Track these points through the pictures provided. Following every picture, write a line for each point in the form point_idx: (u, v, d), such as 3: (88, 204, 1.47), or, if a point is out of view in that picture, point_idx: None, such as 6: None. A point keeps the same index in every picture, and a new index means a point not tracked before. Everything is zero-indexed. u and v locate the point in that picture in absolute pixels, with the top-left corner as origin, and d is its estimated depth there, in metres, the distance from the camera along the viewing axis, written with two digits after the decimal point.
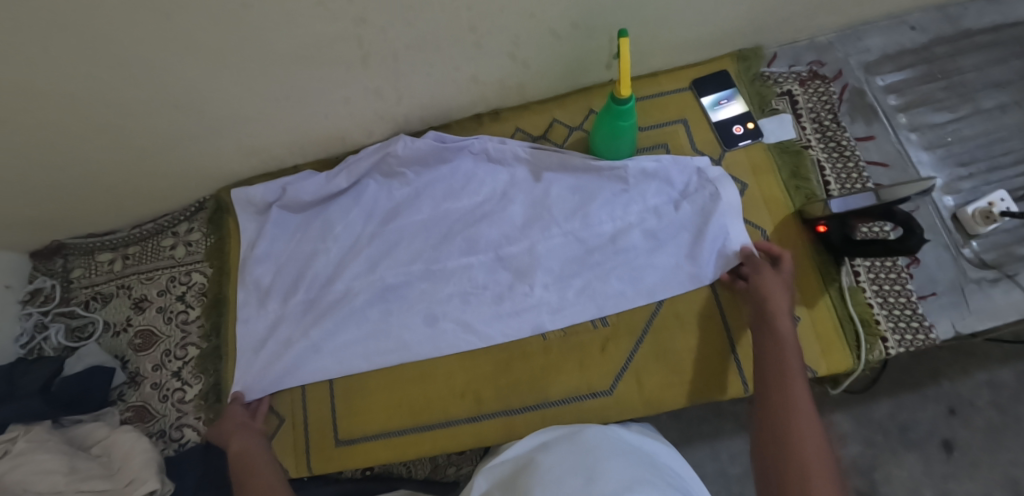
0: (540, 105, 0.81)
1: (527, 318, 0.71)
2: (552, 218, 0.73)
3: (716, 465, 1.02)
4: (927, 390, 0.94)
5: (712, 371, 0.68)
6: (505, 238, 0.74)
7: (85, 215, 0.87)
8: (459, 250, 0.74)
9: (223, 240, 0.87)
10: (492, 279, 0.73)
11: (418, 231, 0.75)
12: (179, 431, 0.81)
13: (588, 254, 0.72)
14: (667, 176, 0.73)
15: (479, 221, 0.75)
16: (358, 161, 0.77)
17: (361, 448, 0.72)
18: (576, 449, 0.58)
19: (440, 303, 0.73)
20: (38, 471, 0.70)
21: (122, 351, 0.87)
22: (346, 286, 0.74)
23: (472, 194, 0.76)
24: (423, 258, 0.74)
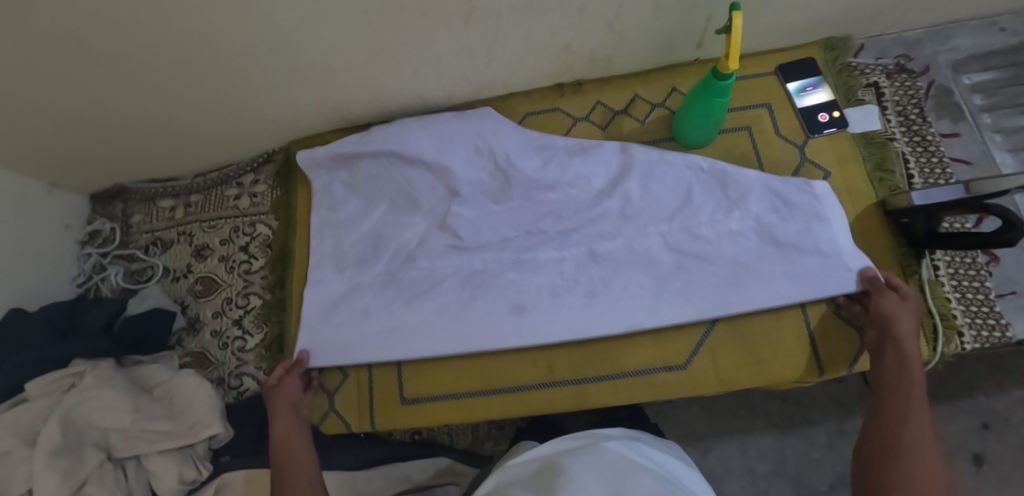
0: (622, 81, 0.81)
1: (622, 316, 0.70)
2: (654, 215, 0.73)
3: (745, 459, 1.01)
4: (961, 403, 0.97)
5: (786, 355, 0.68)
6: (599, 234, 0.74)
7: (154, 159, 0.88)
8: (551, 243, 0.75)
9: (290, 194, 0.86)
10: (583, 275, 0.73)
11: (508, 220, 0.76)
12: (238, 380, 0.81)
13: (690, 258, 0.71)
14: (772, 184, 0.72)
15: (574, 215, 0.75)
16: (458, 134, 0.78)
17: (425, 408, 0.73)
18: (604, 458, 0.61)
19: (527, 293, 0.73)
20: (105, 407, 0.70)
21: (183, 296, 0.87)
22: (431, 266, 0.76)
23: (567, 186, 0.76)
24: (512, 249, 0.75)
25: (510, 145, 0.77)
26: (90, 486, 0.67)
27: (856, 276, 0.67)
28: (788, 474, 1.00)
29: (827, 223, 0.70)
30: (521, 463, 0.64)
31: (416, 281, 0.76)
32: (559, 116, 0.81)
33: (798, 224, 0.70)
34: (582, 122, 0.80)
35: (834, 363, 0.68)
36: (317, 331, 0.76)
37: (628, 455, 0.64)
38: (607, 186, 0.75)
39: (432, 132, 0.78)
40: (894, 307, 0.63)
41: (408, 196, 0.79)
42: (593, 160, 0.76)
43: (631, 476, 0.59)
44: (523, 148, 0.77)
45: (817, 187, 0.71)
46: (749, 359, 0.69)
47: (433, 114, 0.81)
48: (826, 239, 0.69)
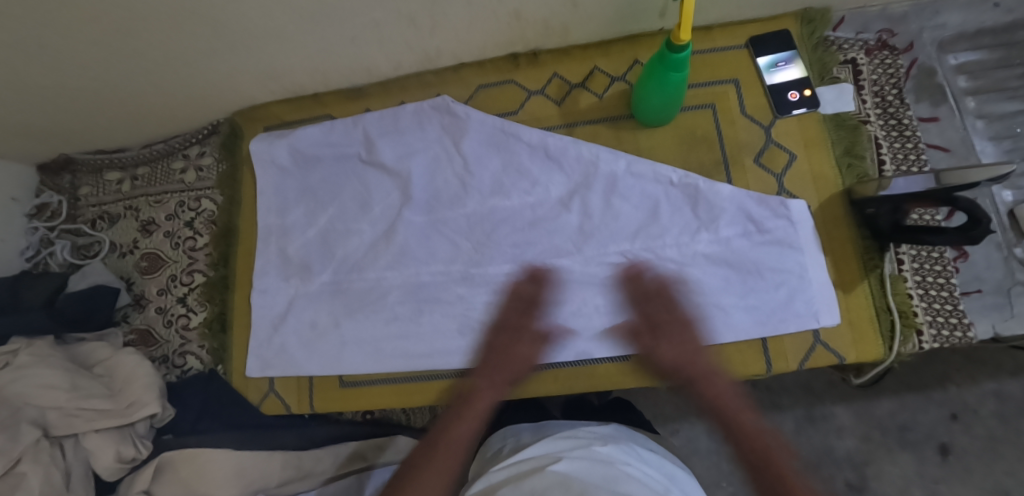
0: (581, 52, 0.75)
1: (573, 343, 0.67)
2: (610, 232, 0.69)
3: (711, 442, 1.00)
4: (933, 393, 0.94)
5: (733, 350, 0.66)
6: (555, 250, 0.70)
7: (98, 129, 0.85)
8: (504, 257, 0.71)
9: (236, 167, 0.83)
10: (536, 293, 0.69)
11: (461, 227, 0.73)
12: (182, 358, 0.79)
13: (650, 283, 0.67)
14: (746, 204, 0.67)
15: (529, 227, 0.71)
16: (421, 133, 0.76)
17: (364, 392, 0.72)
18: (598, 462, 0.60)
19: (475, 311, 0.70)
20: (40, 385, 0.70)
21: (128, 272, 0.85)
22: (378, 276, 0.73)
23: (523, 193, 0.72)
24: (463, 260, 0.72)
25: (469, 144, 0.74)
26: (24, 464, 0.67)
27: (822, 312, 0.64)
28: None
29: (799, 257, 0.66)
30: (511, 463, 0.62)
31: (365, 281, 0.74)
32: (515, 89, 0.76)
33: (766, 256, 0.66)
34: (536, 96, 0.75)
35: (784, 359, 0.65)
36: (266, 341, 0.76)
37: (626, 461, 0.62)
38: (565, 197, 0.70)
39: (390, 136, 0.76)
40: (678, 321, 0.66)
41: (360, 193, 0.76)
42: (556, 170, 0.71)
43: (623, 482, 0.57)
44: (482, 147, 0.74)
45: (795, 208, 0.66)
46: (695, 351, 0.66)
47: (395, 109, 0.77)
48: (790, 271, 0.65)
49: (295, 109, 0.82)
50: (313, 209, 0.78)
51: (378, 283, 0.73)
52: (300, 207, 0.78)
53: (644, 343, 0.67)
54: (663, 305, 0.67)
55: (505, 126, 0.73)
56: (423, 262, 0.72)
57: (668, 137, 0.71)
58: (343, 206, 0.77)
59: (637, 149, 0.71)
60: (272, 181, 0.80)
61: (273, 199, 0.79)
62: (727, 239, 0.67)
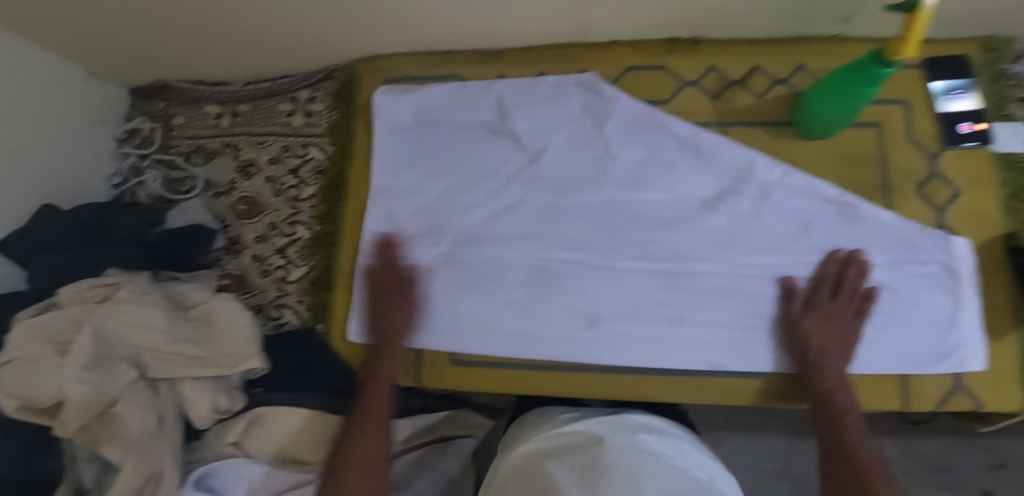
0: (744, 46, 0.70)
1: (705, 353, 0.65)
2: (756, 242, 0.65)
3: (752, 455, 1.00)
4: (984, 440, 0.91)
5: (868, 383, 0.64)
6: (695, 253, 0.66)
7: (202, 58, 0.79)
8: (639, 252, 0.67)
9: (349, 118, 0.78)
10: (671, 296, 0.66)
11: (593, 214, 0.68)
12: (278, 310, 0.76)
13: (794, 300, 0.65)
14: (905, 234, 0.64)
15: (668, 226, 0.67)
16: (560, 109, 0.71)
17: (474, 372, 0.70)
18: (635, 448, 0.57)
19: (605, 305, 0.67)
20: (138, 324, 0.67)
21: (224, 214, 0.81)
22: (497, 252, 0.69)
23: (666, 188, 0.68)
24: (594, 249, 0.68)
25: (614, 129, 0.70)
26: (120, 405, 0.63)
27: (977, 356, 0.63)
28: (792, 477, 0.99)
29: (951, 295, 0.63)
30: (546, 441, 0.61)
31: (483, 257, 0.69)
32: (666, 76, 0.71)
33: (915, 290, 0.64)
34: (690, 88, 0.71)
35: (922, 398, 0.64)
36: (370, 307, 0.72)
37: (663, 452, 0.58)
38: (713, 199, 0.67)
39: (526, 107, 0.72)
40: (807, 321, 0.63)
41: (484, 167, 0.72)
42: (706, 170, 0.68)
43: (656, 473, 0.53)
44: (631, 133, 0.70)
45: (956, 246, 0.63)
46: (876, 380, 0.64)
47: (534, 78, 0.73)
48: (938, 309, 0.63)
49: (421, 64, 0.77)
50: (429, 174, 0.73)
51: (498, 261, 0.69)
52: (415, 170, 0.73)
53: (795, 354, 0.64)
54: (819, 309, 0.63)
55: (659, 119, 0.69)
56: (551, 245, 0.68)
57: (825, 152, 0.68)
58: (463, 174, 0.72)
59: (796, 161, 0.68)
60: (388, 139, 0.75)
61: (389, 158, 0.75)
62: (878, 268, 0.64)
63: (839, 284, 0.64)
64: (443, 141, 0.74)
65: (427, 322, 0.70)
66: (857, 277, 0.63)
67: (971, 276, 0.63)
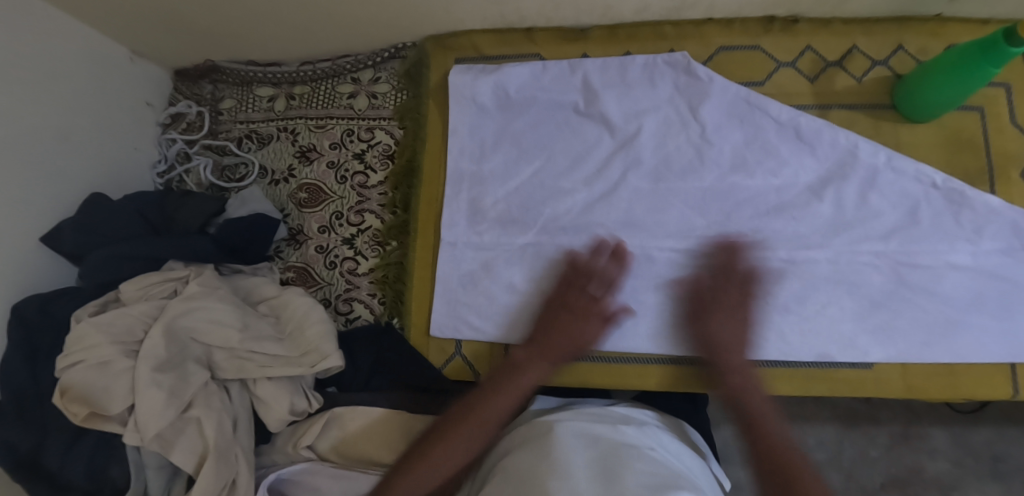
0: (843, 26, 0.68)
1: (815, 345, 0.62)
2: (868, 231, 0.63)
3: (801, 447, 0.89)
4: None
5: (978, 375, 0.62)
6: (804, 241, 0.64)
7: (265, 36, 0.73)
8: (745, 240, 0.64)
9: (419, 99, 0.73)
10: (778, 285, 0.64)
11: (693, 201, 0.66)
12: (347, 305, 0.72)
13: (907, 289, 0.62)
14: (1017, 221, 0.62)
15: (774, 213, 0.64)
16: (655, 90, 0.68)
17: (569, 367, 0.67)
18: (609, 444, 0.54)
19: (707, 296, 0.64)
20: (210, 320, 0.62)
21: (284, 203, 0.76)
22: (594, 243, 0.66)
23: (769, 174, 0.65)
24: (697, 237, 0.65)
25: (711, 113, 0.66)
26: (196, 408, 0.59)
27: None
28: (842, 467, 0.87)
29: None
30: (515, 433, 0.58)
31: (578, 247, 0.66)
32: (762, 57, 0.68)
33: None
34: (787, 68, 0.68)
35: None
36: (453, 300, 0.68)
37: (640, 443, 0.55)
38: (817, 186, 0.64)
39: (616, 89, 0.68)
40: (878, 312, 0.62)
41: (572, 153, 0.68)
42: (808, 155, 0.65)
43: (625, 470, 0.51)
44: (730, 116, 0.66)
45: None
46: (988, 372, 0.62)
47: (623, 56, 0.69)
48: None
49: (499, 42, 0.72)
50: (512, 159, 0.69)
51: (593, 251, 0.66)
52: (499, 155, 0.70)
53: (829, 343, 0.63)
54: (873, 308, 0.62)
55: (761, 101, 0.66)
56: (648, 233, 0.66)
57: (931, 136, 0.66)
58: (551, 159, 0.68)
59: (898, 145, 0.66)
60: (466, 122, 0.71)
61: (470, 142, 0.70)
62: (988, 255, 0.62)
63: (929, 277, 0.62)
64: (527, 122, 0.70)
65: (515, 318, 0.67)
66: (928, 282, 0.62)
67: None
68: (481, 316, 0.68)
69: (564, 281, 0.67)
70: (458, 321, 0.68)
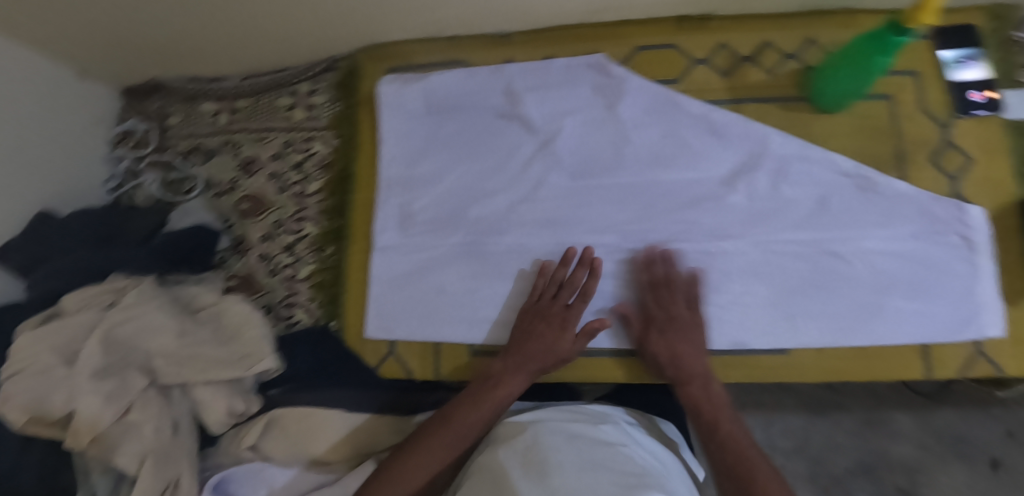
0: (755, 22, 0.70)
1: (727, 333, 0.65)
2: (789, 217, 0.65)
3: (765, 435, 0.88)
4: (995, 409, 0.85)
5: (890, 357, 0.64)
6: (719, 231, 0.66)
7: (202, 54, 0.76)
8: (665, 233, 0.66)
9: (353, 110, 0.76)
10: (695, 276, 0.66)
11: (615, 197, 0.68)
12: (288, 310, 0.74)
13: (820, 276, 0.64)
14: (923, 205, 0.65)
15: (691, 205, 0.66)
16: (573, 92, 0.70)
17: (497, 362, 0.69)
18: (594, 442, 0.57)
19: (625, 288, 0.67)
20: (149, 328, 0.65)
21: (227, 214, 0.79)
22: (518, 242, 0.69)
23: (687, 167, 0.67)
24: (619, 231, 0.67)
25: (627, 112, 0.69)
26: (135, 412, 0.62)
27: (998, 324, 0.63)
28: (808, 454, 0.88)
29: (968, 264, 0.63)
30: (504, 427, 0.61)
31: (504, 247, 0.69)
32: (677, 55, 0.71)
33: (941, 260, 0.64)
34: (701, 65, 0.70)
35: (942, 365, 0.64)
36: (387, 301, 0.71)
37: (614, 441, 0.58)
38: (731, 177, 0.66)
39: (536, 92, 0.71)
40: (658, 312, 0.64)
41: (496, 155, 0.71)
42: (721, 147, 0.67)
43: (612, 467, 0.54)
44: (646, 114, 0.69)
45: (972, 213, 0.64)
46: (899, 354, 0.64)
47: (545, 59, 0.71)
48: (958, 279, 0.63)
49: (427, 51, 0.75)
50: (441, 163, 0.72)
51: (517, 250, 0.68)
52: (429, 161, 0.72)
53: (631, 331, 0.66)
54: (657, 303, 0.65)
55: (673, 98, 0.68)
56: (570, 230, 0.68)
57: (843, 125, 0.68)
58: (478, 162, 0.71)
59: (810, 136, 0.68)
60: (396, 130, 0.73)
61: (400, 150, 0.73)
62: (896, 240, 0.64)
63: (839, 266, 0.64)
64: (455, 126, 0.72)
65: (445, 319, 0.69)
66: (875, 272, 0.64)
67: (988, 246, 0.64)
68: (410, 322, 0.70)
69: (491, 282, 0.69)
70: (393, 323, 0.71)
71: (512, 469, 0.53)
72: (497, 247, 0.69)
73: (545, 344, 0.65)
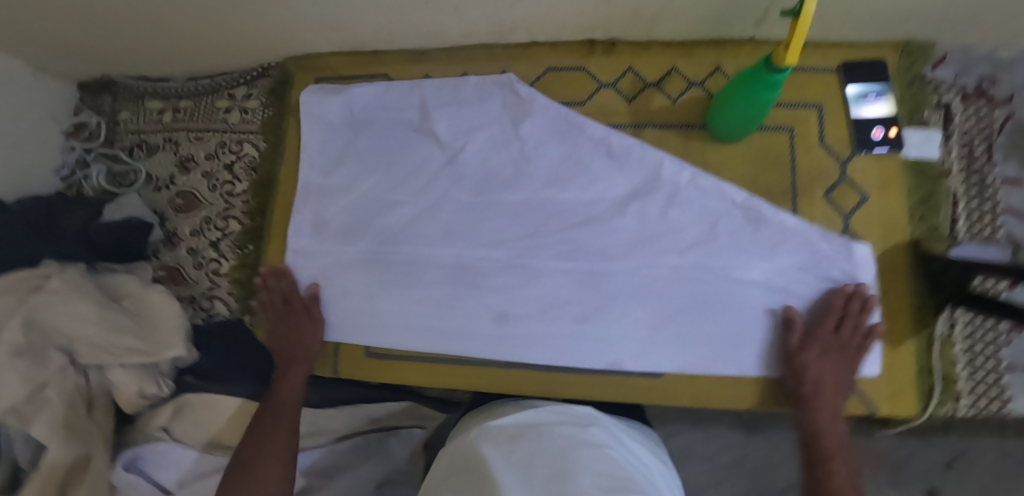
0: (663, 48, 0.71)
1: (603, 353, 0.67)
2: (668, 244, 0.67)
3: (705, 448, 0.86)
4: (933, 439, 0.78)
5: (764, 389, 0.66)
6: (605, 253, 0.68)
7: (143, 57, 0.81)
8: (552, 252, 0.69)
9: (281, 115, 0.80)
10: (579, 295, 0.68)
11: (510, 214, 0.70)
12: (209, 302, 0.80)
13: (697, 303, 0.66)
14: (811, 239, 0.64)
15: (580, 226, 0.68)
16: (480, 109, 0.72)
17: (391, 364, 0.73)
18: (580, 443, 0.53)
19: (513, 303, 0.69)
20: (69, 313, 0.69)
21: (164, 208, 0.84)
22: (417, 252, 0.72)
23: (580, 188, 0.69)
24: (508, 248, 0.70)
25: (529, 131, 0.71)
26: (51, 390, 0.67)
27: (871, 363, 0.64)
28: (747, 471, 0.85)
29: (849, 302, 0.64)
30: (493, 426, 0.56)
31: (404, 256, 0.72)
32: (584, 78, 0.72)
33: (821, 297, 0.64)
34: (606, 89, 0.72)
35: None
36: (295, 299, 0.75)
37: (602, 444, 0.55)
38: (623, 200, 0.68)
39: (445, 109, 0.73)
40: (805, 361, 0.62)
41: (405, 167, 0.74)
42: (616, 170, 0.68)
43: (601, 469, 0.50)
44: (548, 134, 0.70)
45: (859, 251, 0.64)
46: (774, 385, 0.66)
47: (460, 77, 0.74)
48: None
49: (351, 63, 0.78)
50: (354, 170, 0.75)
51: (416, 259, 0.72)
52: (343, 169, 0.75)
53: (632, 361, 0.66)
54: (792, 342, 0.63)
55: (579, 122, 0.69)
56: (467, 242, 0.71)
57: (740, 155, 0.68)
58: (389, 172, 0.74)
59: (706, 164, 0.69)
60: (317, 138, 0.77)
61: (318, 157, 0.76)
62: (777, 273, 0.65)
63: (718, 297, 0.66)
64: (370, 135, 0.75)
65: (346, 320, 0.73)
66: (861, 312, 0.63)
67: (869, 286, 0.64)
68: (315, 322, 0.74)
69: (388, 288, 0.72)
70: None
71: (497, 468, 0.49)
72: (398, 255, 0.72)
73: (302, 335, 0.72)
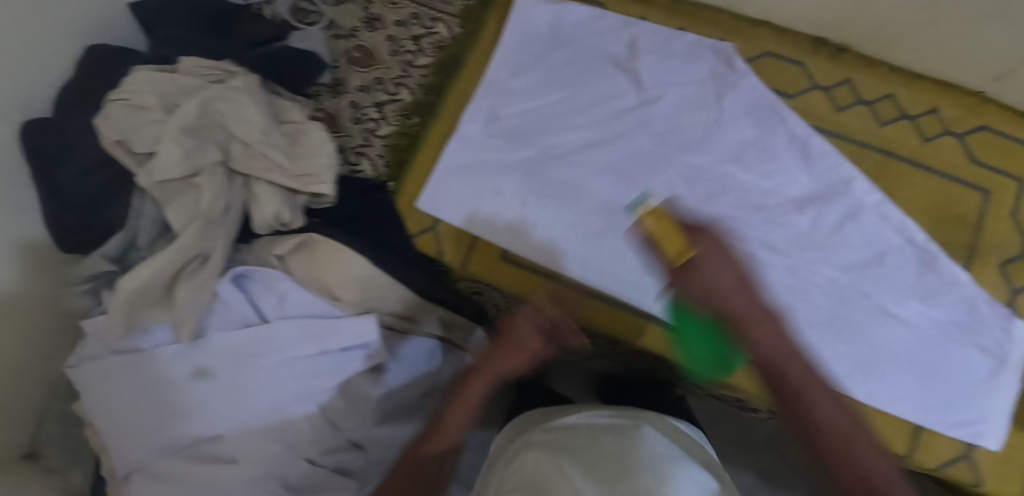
0: (888, 71, 0.71)
1: None
2: (831, 255, 0.67)
3: None
4: None
5: (878, 424, 0.65)
6: (768, 243, 0.68)
7: None
8: (712, 224, 0.69)
9: (485, 7, 0.80)
10: None
11: (685, 174, 0.70)
12: (356, 157, 0.79)
13: (842, 319, 0.66)
14: (973, 300, 0.65)
15: (753, 210, 0.69)
16: (690, 66, 0.72)
17: (523, 274, 0.72)
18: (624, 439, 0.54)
19: None
20: (239, 111, 0.69)
21: (337, 56, 0.84)
22: (583, 175, 0.72)
23: (762, 173, 0.69)
24: (674, 204, 0.70)
25: (730, 104, 0.71)
26: (201, 177, 0.68)
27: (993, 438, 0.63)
28: None
29: (989, 371, 0.64)
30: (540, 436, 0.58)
31: (566, 176, 0.72)
32: (801, 73, 0.72)
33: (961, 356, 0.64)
34: (820, 91, 0.71)
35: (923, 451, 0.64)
36: (445, 183, 0.74)
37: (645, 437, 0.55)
38: (801, 200, 0.68)
39: (654, 54, 0.73)
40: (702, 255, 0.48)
41: (595, 94, 0.74)
42: (803, 169, 0.69)
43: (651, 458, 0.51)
44: (749, 112, 0.71)
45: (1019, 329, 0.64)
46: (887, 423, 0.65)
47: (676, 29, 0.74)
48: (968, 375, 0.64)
49: None
50: (543, 81, 0.75)
51: (578, 183, 0.72)
52: (533, 75, 0.75)
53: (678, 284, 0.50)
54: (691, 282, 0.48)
55: (779, 108, 0.70)
56: (632, 185, 0.71)
57: (928, 199, 0.68)
58: (577, 94, 0.74)
59: (893, 195, 0.68)
60: (517, 39, 0.77)
61: (511, 57, 0.76)
62: (927, 320, 0.65)
63: (860, 320, 0.66)
64: (571, 53, 0.75)
65: (490, 220, 0.72)
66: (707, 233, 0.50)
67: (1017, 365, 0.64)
68: (460, 211, 0.73)
69: (546, 202, 0.72)
70: (445, 205, 0.73)
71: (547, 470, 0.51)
72: (563, 173, 0.72)
73: (517, 345, 0.61)
